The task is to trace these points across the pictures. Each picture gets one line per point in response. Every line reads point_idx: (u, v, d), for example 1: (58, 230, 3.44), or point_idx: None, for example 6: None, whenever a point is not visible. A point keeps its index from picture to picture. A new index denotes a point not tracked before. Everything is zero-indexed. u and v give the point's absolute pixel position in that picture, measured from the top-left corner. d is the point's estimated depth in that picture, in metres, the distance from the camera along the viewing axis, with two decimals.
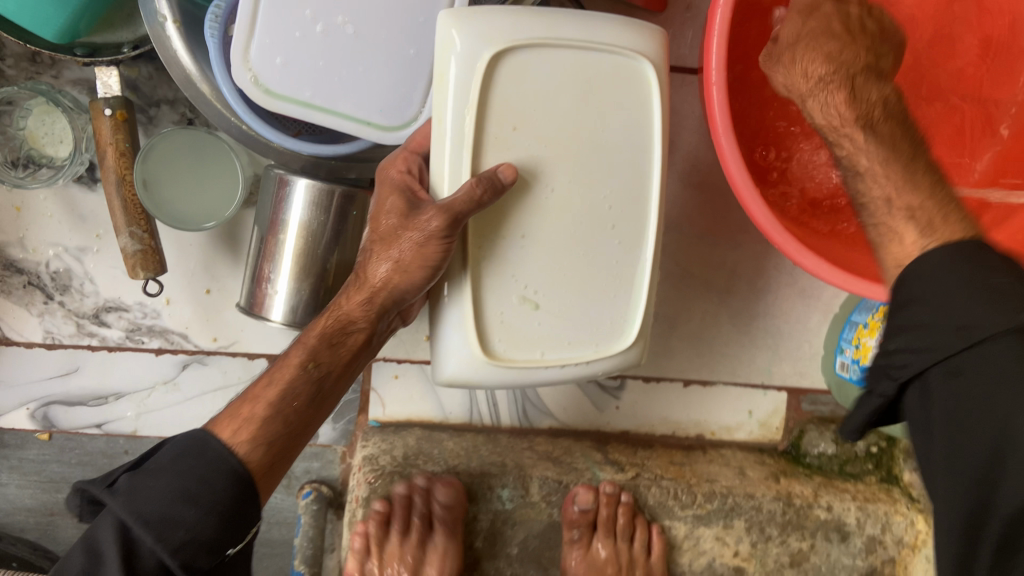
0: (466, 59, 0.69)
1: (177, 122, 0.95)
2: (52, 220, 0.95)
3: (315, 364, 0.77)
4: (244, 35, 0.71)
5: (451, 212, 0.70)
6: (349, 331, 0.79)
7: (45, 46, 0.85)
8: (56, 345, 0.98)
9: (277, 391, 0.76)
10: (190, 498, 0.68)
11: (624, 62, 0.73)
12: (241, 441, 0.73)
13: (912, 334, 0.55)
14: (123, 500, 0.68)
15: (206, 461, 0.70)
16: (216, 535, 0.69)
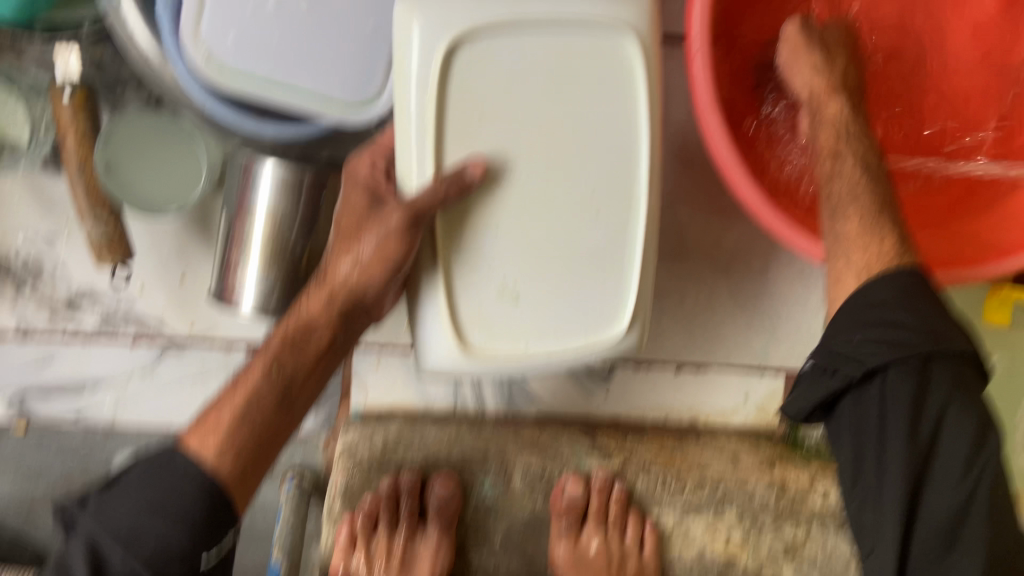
0: (425, 48, 0.65)
1: (144, 104, 0.91)
2: (20, 206, 0.92)
3: (279, 366, 0.73)
4: (192, 8, 0.66)
5: (413, 209, 0.67)
6: (314, 330, 0.74)
7: (0, 27, 0.80)
8: (30, 334, 0.96)
9: (243, 398, 0.72)
10: (157, 509, 0.64)
11: (601, 38, 0.68)
12: (208, 450, 0.69)
13: (880, 330, 0.59)
14: (92, 515, 0.64)
15: (175, 471, 0.67)
16: (186, 545, 0.65)
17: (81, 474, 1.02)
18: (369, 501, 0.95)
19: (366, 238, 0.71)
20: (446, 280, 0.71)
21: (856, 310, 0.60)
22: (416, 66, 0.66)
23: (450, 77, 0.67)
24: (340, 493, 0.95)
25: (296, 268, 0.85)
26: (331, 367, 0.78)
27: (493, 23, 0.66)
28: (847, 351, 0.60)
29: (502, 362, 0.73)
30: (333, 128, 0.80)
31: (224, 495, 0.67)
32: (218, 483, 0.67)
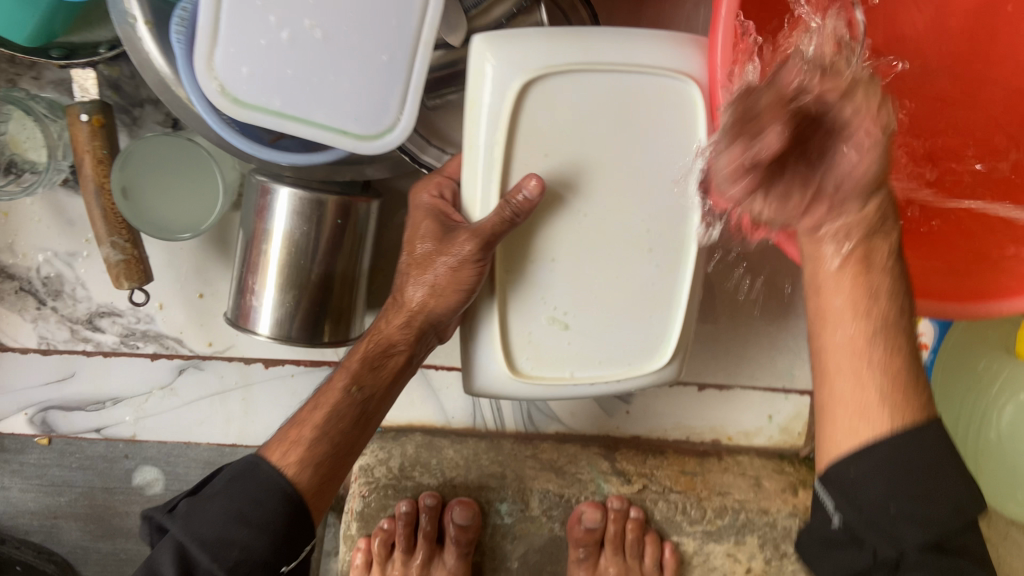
0: (498, 89, 0.64)
1: (162, 123, 0.91)
2: (40, 225, 0.92)
3: (359, 387, 0.74)
4: (207, 42, 0.64)
5: (481, 236, 0.67)
6: (391, 353, 0.75)
7: (19, 47, 0.81)
8: (52, 350, 0.97)
9: (323, 414, 0.72)
10: (242, 518, 0.65)
11: (669, 84, 0.66)
12: (290, 462, 0.69)
13: (916, 502, 0.51)
14: (180, 523, 0.66)
15: (258, 480, 0.67)
16: (269, 555, 0.65)
17: (102, 490, 1.03)
18: (385, 526, 0.94)
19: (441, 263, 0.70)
20: (503, 306, 0.72)
21: (890, 474, 0.52)
22: (489, 106, 0.64)
23: (520, 113, 0.65)
24: (356, 515, 0.95)
25: (311, 293, 0.84)
26: (400, 386, 0.78)
27: (568, 64, 0.64)
28: (885, 519, 0.52)
29: (546, 387, 0.74)
30: (348, 155, 0.80)
31: (303, 504, 0.68)
32: (297, 493, 0.68)
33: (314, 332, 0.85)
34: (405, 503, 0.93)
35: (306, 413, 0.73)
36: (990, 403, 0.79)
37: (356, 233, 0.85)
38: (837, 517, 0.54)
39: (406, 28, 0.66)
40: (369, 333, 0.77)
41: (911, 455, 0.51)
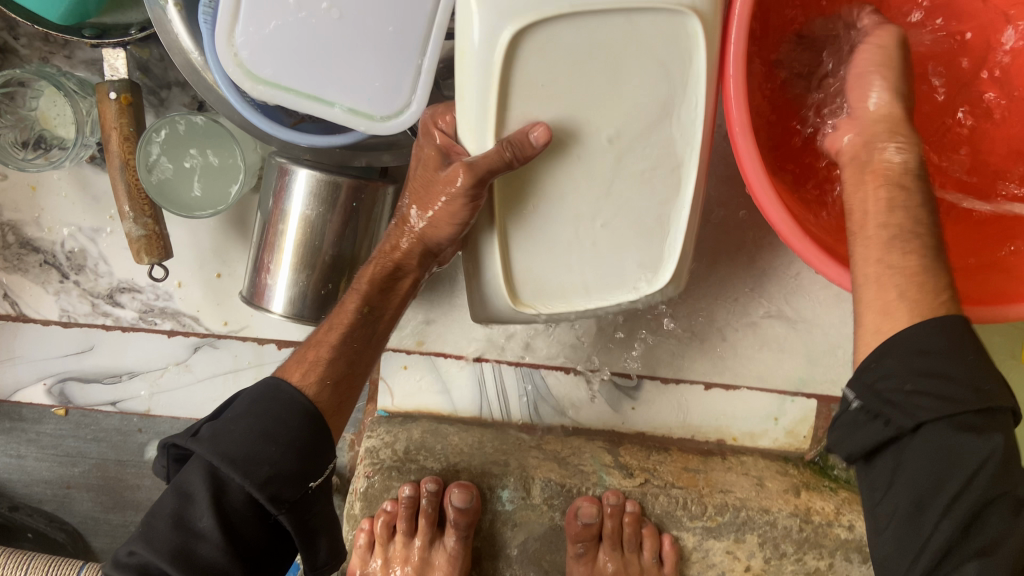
0: (487, 37, 0.63)
1: (187, 105, 0.94)
2: (67, 200, 0.94)
3: (368, 307, 0.78)
4: (230, 18, 0.69)
5: (474, 171, 0.66)
6: (398, 275, 0.78)
7: (53, 26, 0.84)
8: (72, 323, 0.99)
9: (338, 333, 0.77)
10: (270, 437, 0.69)
11: (664, 19, 0.64)
12: (309, 382, 0.74)
13: (926, 381, 0.54)
14: (207, 443, 0.67)
15: (283, 400, 0.72)
16: (296, 469, 0.69)
17: (114, 463, 1.05)
18: (388, 508, 0.95)
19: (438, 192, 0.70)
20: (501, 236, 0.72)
21: (908, 355, 0.55)
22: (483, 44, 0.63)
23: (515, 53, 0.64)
24: (360, 495, 0.96)
25: (324, 271, 0.86)
26: (405, 303, 0.82)
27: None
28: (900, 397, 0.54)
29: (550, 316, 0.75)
30: (366, 139, 0.82)
31: (323, 416, 0.73)
32: (319, 411, 0.73)
33: (324, 311, 0.88)
34: (406, 487, 0.94)
35: (323, 333, 0.78)
36: None
37: (372, 213, 0.87)
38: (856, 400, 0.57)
39: (420, 10, 0.70)
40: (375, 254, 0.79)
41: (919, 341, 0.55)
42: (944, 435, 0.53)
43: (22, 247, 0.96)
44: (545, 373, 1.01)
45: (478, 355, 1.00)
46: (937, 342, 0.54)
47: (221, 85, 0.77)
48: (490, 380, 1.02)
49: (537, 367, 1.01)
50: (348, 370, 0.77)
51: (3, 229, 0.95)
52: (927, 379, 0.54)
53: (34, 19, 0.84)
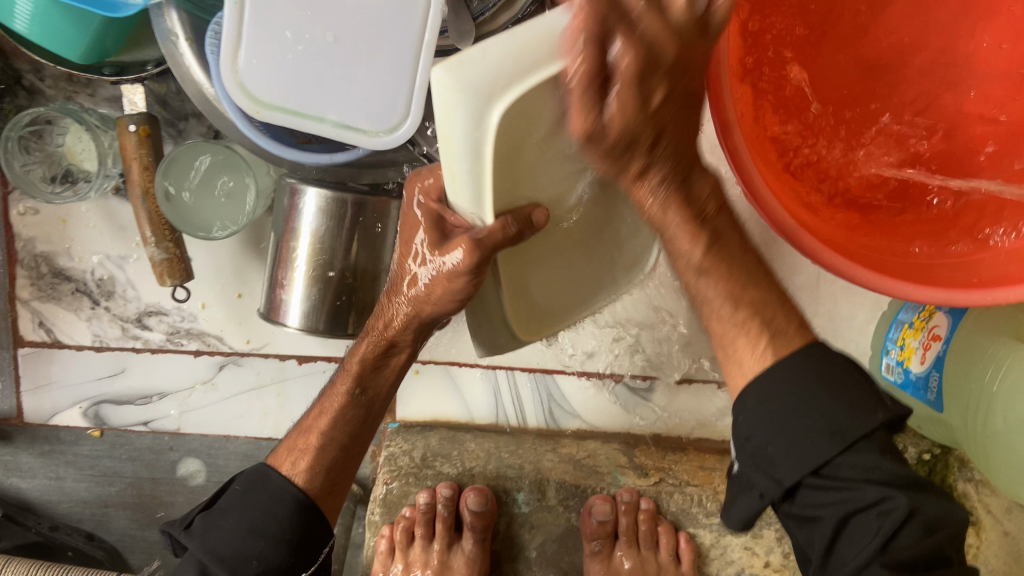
0: (474, 119, 0.55)
1: (204, 135, 0.99)
2: (95, 230, 0.99)
3: (361, 389, 0.82)
4: (231, 48, 0.73)
5: (482, 247, 0.63)
6: (391, 354, 0.81)
7: (76, 66, 0.90)
8: (104, 347, 1.04)
9: (330, 420, 0.81)
10: (258, 532, 0.76)
11: None
12: (300, 471, 0.80)
13: (778, 444, 0.58)
14: (198, 541, 0.76)
15: (270, 494, 0.79)
16: (285, 561, 0.77)
17: (148, 481, 1.10)
18: (407, 514, 0.98)
19: (435, 272, 0.70)
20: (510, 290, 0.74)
21: (763, 394, 0.59)
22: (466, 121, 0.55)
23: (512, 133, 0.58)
24: (378, 502, 0.99)
25: (336, 286, 0.90)
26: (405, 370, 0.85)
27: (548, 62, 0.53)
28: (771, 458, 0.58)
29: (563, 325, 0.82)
30: (369, 156, 0.86)
31: (316, 507, 0.80)
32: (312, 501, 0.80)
33: (338, 322, 0.91)
34: (423, 494, 0.96)
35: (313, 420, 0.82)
36: (994, 391, 0.78)
37: (378, 226, 0.90)
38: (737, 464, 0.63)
39: (411, 26, 0.74)
40: (368, 331, 0.81)
41: (773, 387, 0.59)
42: (821, 490, 0.57)
43: (55, 277, 1.01)
44: (558, 377, 1.02)
45: (492, 364, 1.02)
46: (785, 383, 0.58)
47: (229, 112, 0.81)
48: (504, 389, 1.03)
49: (549, 373, 1.02)
50: (354, 432, 0.83)
51: (36, 261, 1.01)
52: (785, 429, 0.58)
53: (58, 60, 0.90)
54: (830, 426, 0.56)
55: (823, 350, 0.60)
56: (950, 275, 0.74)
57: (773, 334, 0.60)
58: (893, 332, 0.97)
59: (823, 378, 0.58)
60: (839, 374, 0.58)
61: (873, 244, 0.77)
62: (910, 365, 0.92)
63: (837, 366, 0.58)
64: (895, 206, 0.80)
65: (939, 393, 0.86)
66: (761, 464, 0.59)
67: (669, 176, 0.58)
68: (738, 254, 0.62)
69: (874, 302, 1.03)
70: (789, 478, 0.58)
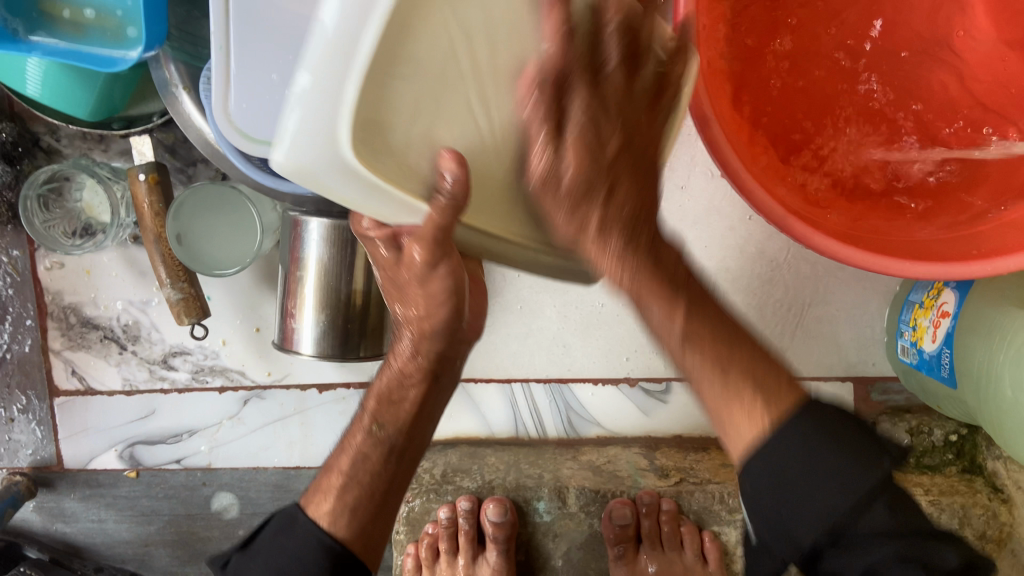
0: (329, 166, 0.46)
1: (213, 178, 1.03)
2: (117, 278, 1.03)
3: (378, 425, 0.78)
4: (219, 95, 0.74)
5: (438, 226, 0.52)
6: (405, 386, 0.78)
7: (85, 123, 0.94)
8: (134, 390, 1.08)
9: (351, 459, 0.77)
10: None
11: None
12: (323, 511, 0.73)
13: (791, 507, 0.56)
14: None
15: (299, 538, 0.72)
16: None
17: (185, 517, 1.14)
18: (431, 530, 1.02)
19: (409, 285, 0.68)
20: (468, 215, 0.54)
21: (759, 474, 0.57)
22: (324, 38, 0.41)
23: (385, 89, 0.44)
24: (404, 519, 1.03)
25: (344, 313, 0.92)
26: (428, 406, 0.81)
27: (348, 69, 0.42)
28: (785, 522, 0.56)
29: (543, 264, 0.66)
30: None
31: (347, 555, 0.71)
32: (344, 550, 0.71)
33: (348, 346, 0.94)
34: (444, 509, 1.01)
35: (338, 459, 0.79)
36: (1000, 363, 0.78)
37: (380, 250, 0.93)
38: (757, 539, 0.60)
39: None
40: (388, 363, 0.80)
41: (775, 466, 0.56)
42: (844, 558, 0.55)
43: (83, 326, 1.06)
44: (574, 387, 1.02)
45: (507, 377, 1.02)
46: (784, 449, 0.56)
47: (226, 151, 0.85)
48: (522, 401, 1.03)
49: (565, 382, 1.02)
50: (390, 476, 0.78)
51: (65, 312, 1.05)
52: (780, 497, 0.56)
53: (69, 119, 0.94)
54: (838, 483, 0.55)
55: (816, 407, 0.58)
56: (952, 248, 0.72)
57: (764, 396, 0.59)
58: (906, 313, 0.96)
59: (815, 434, 0.56)
60: (824, 439, 0.56)
61: (869, 225, 0.75)
62: (923, 346, 0.91)
63: (827, 423, 0.57)
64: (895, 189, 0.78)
65: (951, 369, 0.86)
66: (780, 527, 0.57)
67: (628, 239, 0.57)
68: (713, 322, 0.61)
69: (886, 285, 1.02)
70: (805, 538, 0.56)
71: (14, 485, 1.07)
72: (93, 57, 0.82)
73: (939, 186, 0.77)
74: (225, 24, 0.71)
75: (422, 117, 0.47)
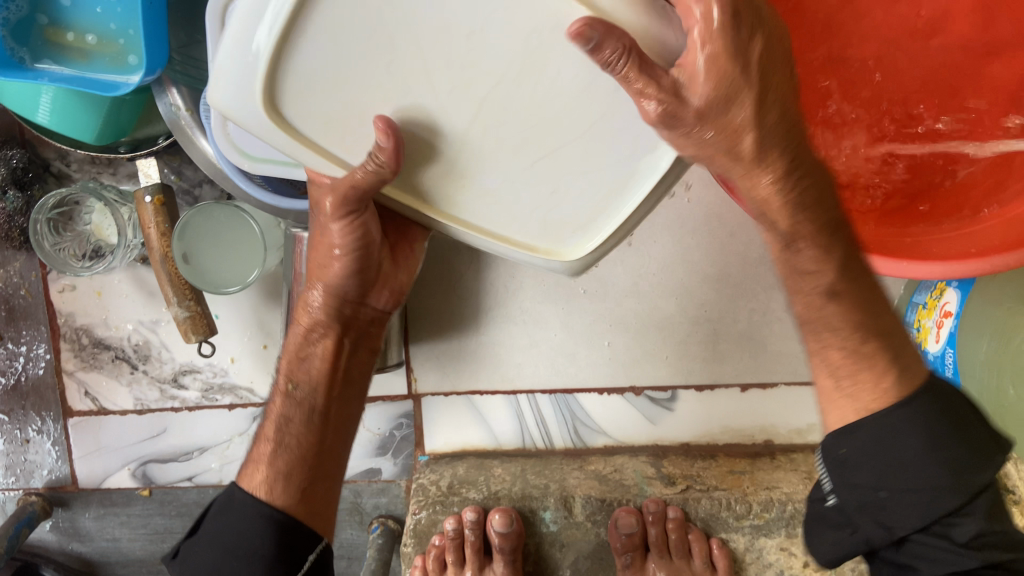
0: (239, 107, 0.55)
1: (218, 198, 1.05)
2: (128, 298, 1.05)
3: (294, 385, 0.76)
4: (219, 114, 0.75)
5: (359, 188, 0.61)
6: (312, 341, 0.76)
7: (93, 147, 0.96)
8: (146, 410, 1.10)
9: (275, 424, 0.75)
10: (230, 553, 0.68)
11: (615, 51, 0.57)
12: (258, 480, 0.72)
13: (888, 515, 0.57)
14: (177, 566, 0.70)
15: (239, 516, 0.70)
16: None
17: None
18: (437, 542, 1.01)
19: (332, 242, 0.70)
20: (397, 191, 0.64)
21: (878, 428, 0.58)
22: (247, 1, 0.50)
23: (291, 57, 0.53)
24: (347, 510, 1.10)
25: None
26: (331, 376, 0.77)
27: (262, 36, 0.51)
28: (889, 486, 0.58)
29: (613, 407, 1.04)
30: None
31: (293, 522, 0.70)
32: (290, 520, 0.70)
33: None
34: (450, 520, 1.00)
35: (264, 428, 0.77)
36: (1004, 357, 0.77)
37: None
38: (833, 498, 0.61)
39: None
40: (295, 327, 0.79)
41: (885, 435, 0.58)
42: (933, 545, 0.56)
43: (95, 347, 1.07)
44: (580, 397, 1.03)
45: (512, 388, 1.03)
46: (901, 439, 0.57)
47: (227, 170, 0.87)
48: (527, 412, 1.04)
49: (570, 392, 1.03)
50: (318, 437, 0.75)
51: (78, 333, 1.07)
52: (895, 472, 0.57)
53: (76, 144, 0.96)
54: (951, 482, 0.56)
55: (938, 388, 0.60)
56: (954, 246, 0.69)
57: (899, 368, 0.60)
58: (910, 314, 0.95)
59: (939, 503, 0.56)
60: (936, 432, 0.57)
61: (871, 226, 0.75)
62: (928, 346, 0.90)
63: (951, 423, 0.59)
64: (896, 190, 0.78)
65: (955, 369, 0.86)
66: (844, 470, 0.60)
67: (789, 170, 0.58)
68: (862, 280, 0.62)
69: (891, 286, 1.01)
70: (903, 527, 0.57)
71: (29, 506, 1.09)
72: (96, 83, 0.84)
73: (952, 189, 0.76)
74: None
75: (341, 90, 0.55)
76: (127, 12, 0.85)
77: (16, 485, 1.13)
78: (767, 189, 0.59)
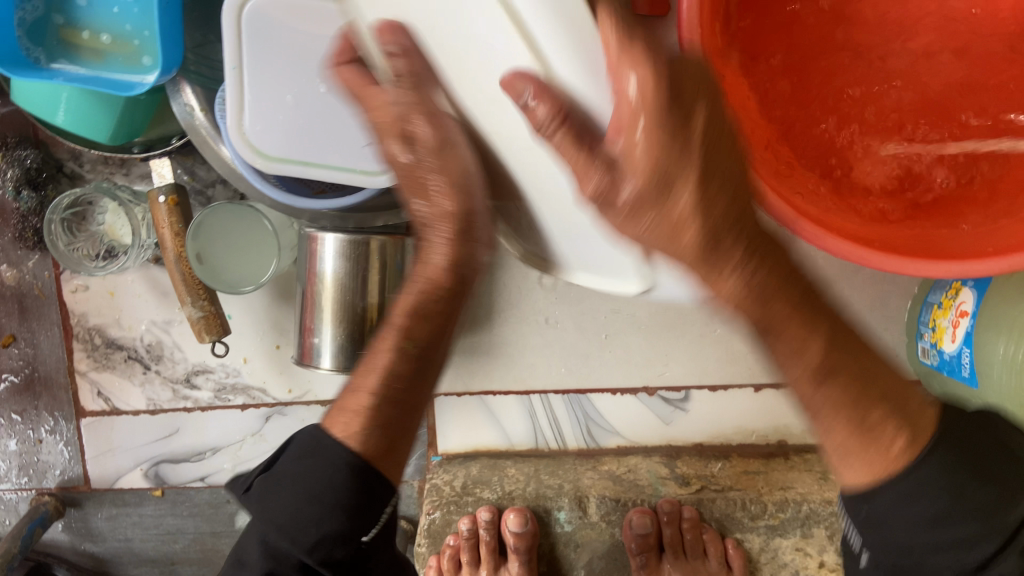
0: None
1: (231, 199, 1.05)
2: (141, 299, 1.05)
3: (410, 342, 0.72)
4: (236, 112, 0.75)
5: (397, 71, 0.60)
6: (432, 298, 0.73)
7: (107, 147, 0.96)
8: (158, 410, 1.10)
9: (377, 378, 0.71)
10: (315, 497, 0.65)
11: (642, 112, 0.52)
12: (351, 434, 0.68)
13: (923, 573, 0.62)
14: (257, 505, 0.68)
15: (324, 460, 0.67)
16: (346, 528, 0.66)
17: (210, 534, 1.15)
18: (451, 542, 1.03)
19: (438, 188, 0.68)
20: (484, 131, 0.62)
21: (905, 487, 0.61)
22: None
23: None
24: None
25: (361, 328, 0.94)
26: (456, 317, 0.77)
27: None
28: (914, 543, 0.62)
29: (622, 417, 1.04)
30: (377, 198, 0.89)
31: (372, 470, 0.67)
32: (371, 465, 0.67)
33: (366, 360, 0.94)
34: (465, 520, 1.02)
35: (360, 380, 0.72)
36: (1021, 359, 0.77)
37: (393, 264, 0.94)
38: (865, 553, 0.66)
39: None
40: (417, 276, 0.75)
41: (910, 498, 0.61)
42: None
43: (107, 347, 1.07)
44: (593, 397, 1.03)
45: (525, 389, 1.03)
46: (923, 491, 0.61)
47: (241, 168, 0.86)
48: (541, 412, 1.04)
49: (583, 392, 1.03)
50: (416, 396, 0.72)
51: (90, 333, 1.07)
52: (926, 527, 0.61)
53: (90, 144, 0.96)
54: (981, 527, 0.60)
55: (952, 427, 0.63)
56: (971, 244, 0.68)
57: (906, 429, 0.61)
58: (925, 314, 0.95)
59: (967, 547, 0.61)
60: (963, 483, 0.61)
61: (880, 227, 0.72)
62: (944, 346, 0.90)
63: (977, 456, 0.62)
64: (897, 194, 0.75)
65: (972, 368, 0.85)
66: (877, 529, 0.63)
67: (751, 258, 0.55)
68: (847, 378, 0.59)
69: (905, 286, 1.01)
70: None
71: (42, 506, 1.09)
72: (112, 82, 0.84)
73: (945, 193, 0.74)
74: (237, 44, 0.72)
75: None
76: (144, 14, 0.85)
77: (28, 485, 1.13)
78: (727, 287, 0.55)
